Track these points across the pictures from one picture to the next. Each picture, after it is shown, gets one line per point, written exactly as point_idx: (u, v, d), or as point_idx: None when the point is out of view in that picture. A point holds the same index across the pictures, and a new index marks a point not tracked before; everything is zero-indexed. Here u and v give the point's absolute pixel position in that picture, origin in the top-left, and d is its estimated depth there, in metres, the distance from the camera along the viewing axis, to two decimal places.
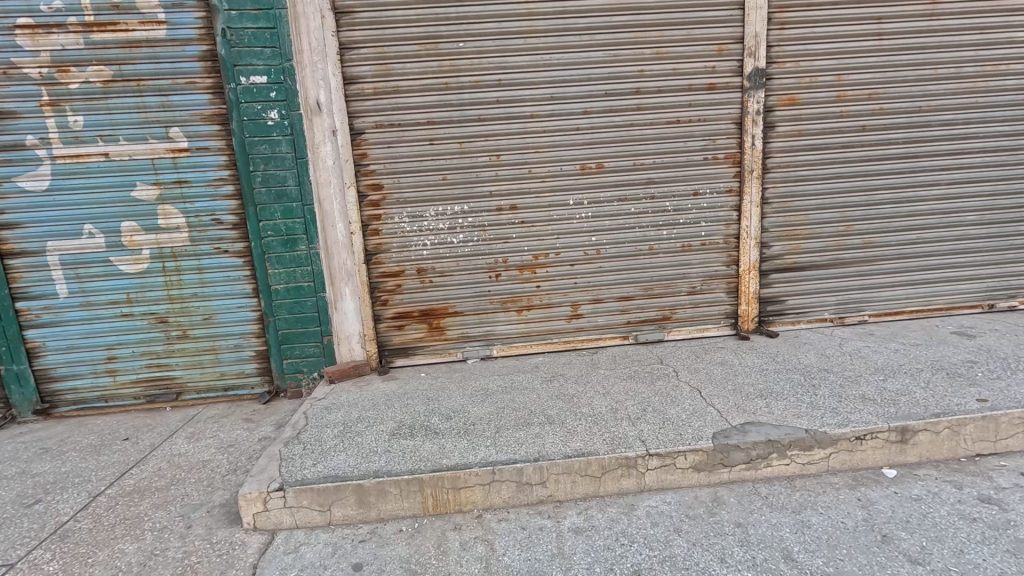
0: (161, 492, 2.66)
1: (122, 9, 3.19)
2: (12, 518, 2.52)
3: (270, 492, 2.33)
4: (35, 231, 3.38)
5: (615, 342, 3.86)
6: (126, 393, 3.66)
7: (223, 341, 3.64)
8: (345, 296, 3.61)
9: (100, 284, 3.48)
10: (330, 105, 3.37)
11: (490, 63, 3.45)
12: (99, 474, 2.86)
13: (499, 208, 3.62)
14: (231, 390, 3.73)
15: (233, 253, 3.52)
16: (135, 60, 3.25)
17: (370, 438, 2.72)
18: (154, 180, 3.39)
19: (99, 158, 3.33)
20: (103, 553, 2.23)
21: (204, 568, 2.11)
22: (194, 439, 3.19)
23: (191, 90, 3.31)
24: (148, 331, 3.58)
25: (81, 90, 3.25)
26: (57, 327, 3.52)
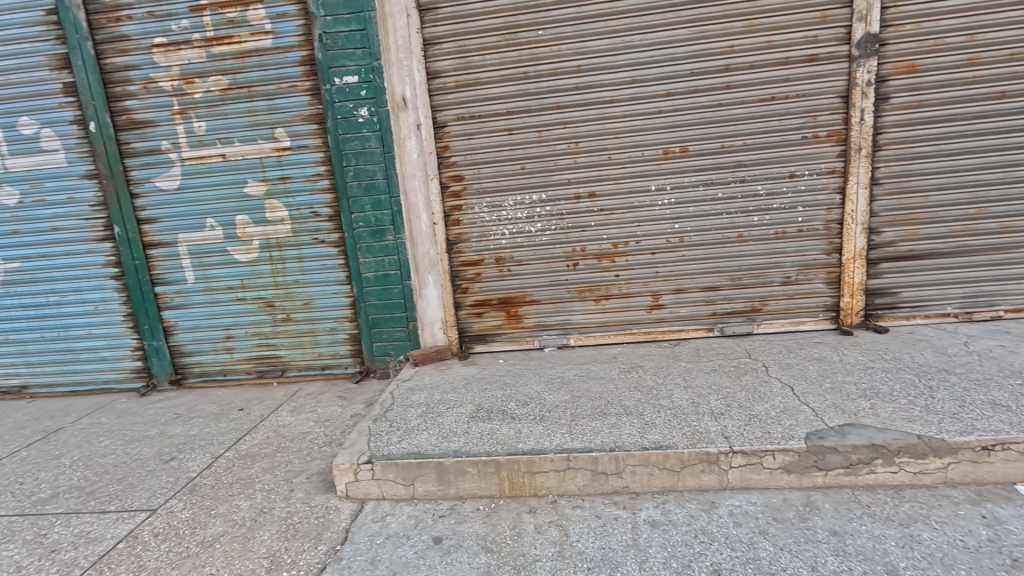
0: (269, 458, 2.97)
1: (236, 23, 3.53)
2: (153, 471, 2.94)
3: (360, 464, 2.51)
4: (168, 224, 3.87)
5: (699, 335, 3.70)
6: (241, 369, 4.11)
7: (321, 324, 3.96)
8: (428, 283, 3.78)
9: (220, 271, 3.92)
10: (415, 100, 3.52)
11: (569, 49, 3.40)
12: (219, 439, 3.25)
13: (577, 196, 3.58)
14: (327, 369, 4.05)
15: (329, 243, 3.81)
16: (247, 69, 3.59)
17: (450, 419, 2.84)
18: (262, 178, 3.74)
19: (218, 159, 3.73)
20: (222, 507, 2.53)
21: (304, 528, 2.34)
22: (296, 413, 3.52)
23: (293, 93, 3.61)
24: (258, 314, 3.98)
25: (204, 98, 3.65)
26: (186, 309, 4.02)
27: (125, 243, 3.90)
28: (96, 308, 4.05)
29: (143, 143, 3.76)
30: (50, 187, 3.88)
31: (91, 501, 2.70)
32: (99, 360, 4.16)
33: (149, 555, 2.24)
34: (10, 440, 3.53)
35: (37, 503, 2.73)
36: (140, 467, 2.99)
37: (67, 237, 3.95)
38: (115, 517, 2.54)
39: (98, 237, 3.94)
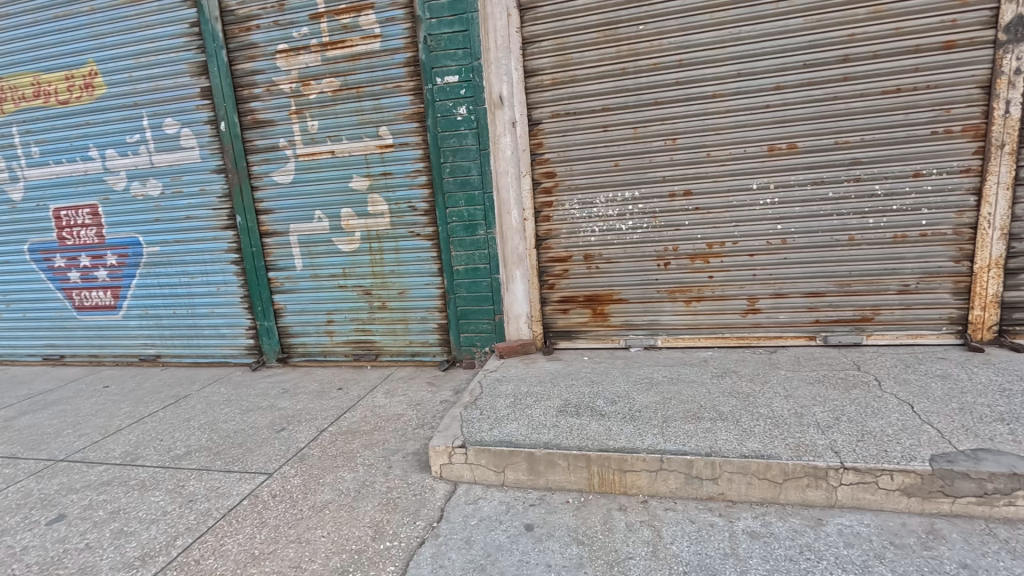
0: (367, 435, 3.17)
1: (349, 28, 3.78)
2: (268, 439, 3.24)
3: (455, 448, 2.62)
4: (283, 215, 4.23)
5: (798, 342, 3.49)
6: (339, 351, 4.42)
7: (413, 313, 4.17)
8: (516, 278, 3.85)
9: (326, 260, 4.23)
10: (512, 98, 3.59)
11: (671, 44, 3.33)
12: (322, 414, 3.52)
13: (672, 194, 3.50)
14: (417, 356, 4.26)
15: (424, 236, 3.99)
16: (357, 71, 3.83)
17: (539, 412, 2.89)
18: (366, 173, 3.99)
19: (327, 156, 4.03)
20: (329, 476, 2.75)
21: (403, 503, 2.48)
22: (390, 395, 3.73)
23: (397, 93, 3.81)
24: (357, 300, 4.25)
25: (318, 99, 3.94)
26: (295, 293, 4.38)
27: (245, 232, 4.31)
28: (219, 289, 4.52)
29: (264, 140, 4.13)
30: (186, 180, 4.37)
31: (218, 460, 3.03)
32: (219, 336, 4.64)
33: (269, 513, 2.48)
34: (149, 402, 4.03)
35: (174, 458, 3.10)
36: (256, 434, 3.31)
37: (198, 225, 4.43)
38: (239, 477, 2.83)
39: (223, 226, 4.38)
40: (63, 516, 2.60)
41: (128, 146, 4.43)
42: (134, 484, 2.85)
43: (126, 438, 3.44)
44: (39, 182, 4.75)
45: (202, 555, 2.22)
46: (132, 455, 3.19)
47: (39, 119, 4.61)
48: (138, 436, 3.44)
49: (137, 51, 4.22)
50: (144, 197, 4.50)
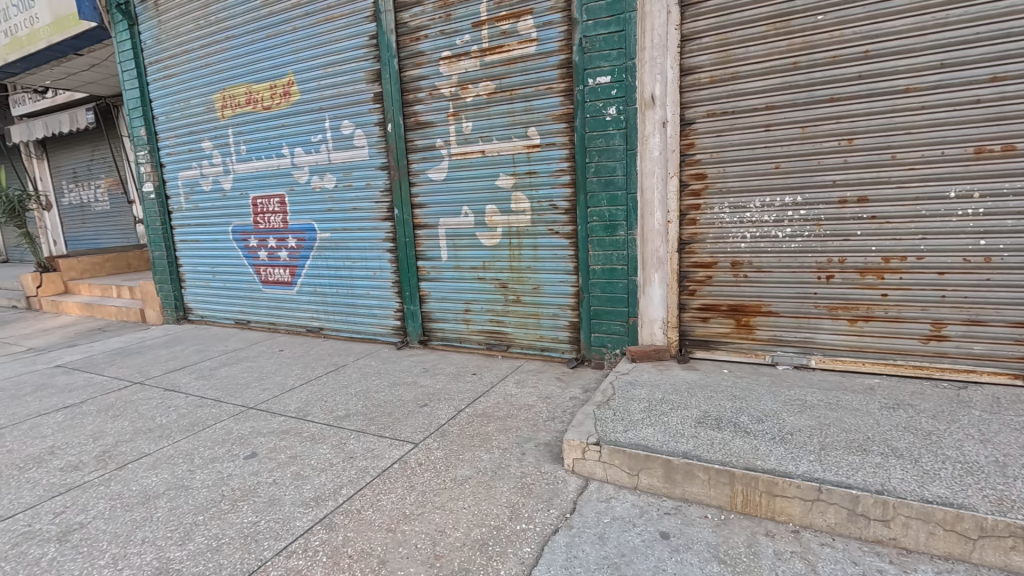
0: (501, 421, 3.33)
1: (508, 34, 3.98)
2: (413, 412, 3.55)
3: (589, 444, 2.65)
4: (434, 209, 4.60)
5: (997, 380, 2.96)
6: (474, 339, 4.69)
7: (546, 309, 4.27)
8: (654, 281, 3.76)
9: (469, 252, 4.51)
10: (665, 97, 3.51)
11: (855, 34, 3.01)
12: (459, 396, 3.77)
13: (843, 200, 3.17)
14: (546, 351, 4.36)
15: (562, 235, 4.07)
16: (512, 74, 4.02)
17: (676, 420, 2.80)
18: (512, 172, 4.17)
19: (478, 155, 4.29)
20: (467, 454, 2.94)
21: (537, 490, 2.57)
22: (521, 386, 3.88)
23: (548, 95, 3.93)
24: (493, 292, 4.47)
25: (474, 102, 4.22)
26: (438, 282, 4.73)
27: (401, 223, 4.76)
28: (375, 274, 5.05)
29: (423, 140, 4.51)
30: (356, 175, 4.93)
31: (372, 425, 3.39)
32: (371, 316, 5.19)
33: (416, 479, 2.73)
34: (315, 367, 4.64)
35: (337, 418, 3.54)
36: (403, 407, 3.64)
37: (362, 215, 4.98)
38: (390, 442, 3.14)
39: (383, 217, 4.88)
40: (255, 454, 3.10)
41: (313, 144, 5.12)
42: (306, 436, 3.31)
43: (298, 396, 4.00)
44: (244, 174, 5.69)
45: (362, 506, 2.51)
46: (304, 411, 3.70)
47: (248, 122, 5.52)
48: (308, 395, 3.98)
49: (326, 62, 4.87)
50: (321, 189, 5.17)
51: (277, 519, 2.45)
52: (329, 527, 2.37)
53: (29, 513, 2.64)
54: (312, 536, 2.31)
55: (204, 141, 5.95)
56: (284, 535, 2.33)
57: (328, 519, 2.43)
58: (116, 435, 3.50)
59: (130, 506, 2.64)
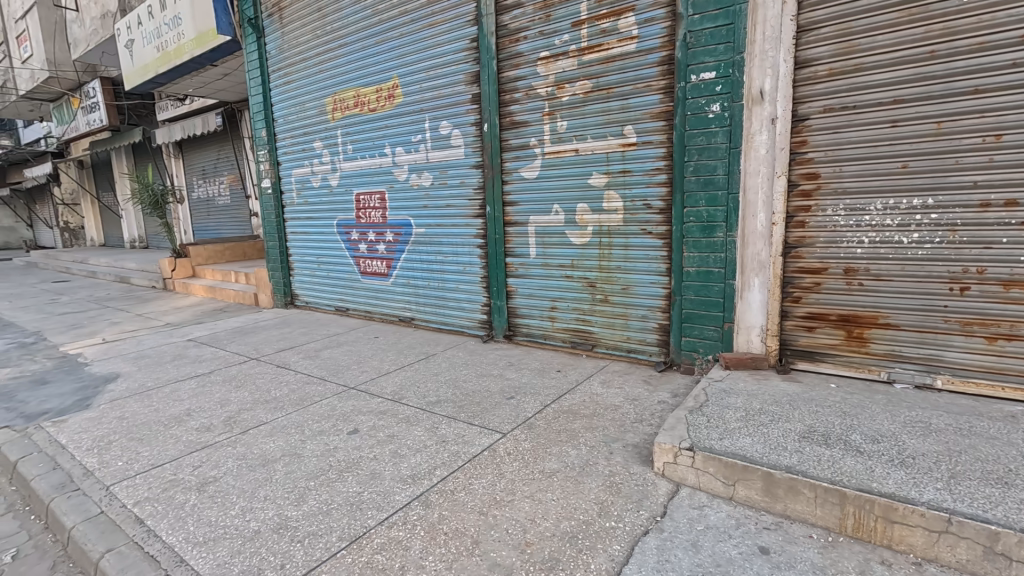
0: (587, 418, 3.34)
1: (607, 32, 3.96)
2: (500, 403, 3.66)
3: (681, 448, 2.58)
4: (525, 207, 4.68)
5: None
6: (558, 336, 4.73)
7: (634, 310, 4.21)
8: (753, 286, 3.58)
9: (557, 250, 4.55)
10: (775, 92, 3.33)
11: (1009, 17, 2.70)
12: (545, 391, 3.82)
13: (984, 203, 2.84)
14: (632, 353, 4.30)
15: (655, 235, 3.99)
16: (609, 72, 4.00)
17: (777, 433, 2.66)
18: (605, 171, 4.16)
19: (571, 154, 4.31)
20: (555, 448, 2.98)
21: (626, 489, 2.55)
22: (606, 386, 3.86)
23: (647, 93, 3.87)
24: (581, 291, 4.48)
25: (569, 101, 4.24)
26: (526, 279, 4.81)
27: (492, 220, 4.90)
28: (465, 268, 5.23)
29: (518, 140, 4.61)
30: (451, 174, 5.14)
31: (461, 413, 3.53)
32: (460, 309, 5.39)
33: (505, 467, 2.81)
34: (407, 355, 4.91)
35: (429, 404, 3.72)
36: (491, 397, 3.76)
37: (456, 212, 5.18)
38: (479, 430, 3.26)
39: (475, 214, 5.04)
40: (357, 431, 3.35)
41: (413, 144, 5.41)
42: (402, 417, 3.52)
43: (394, 380, 4.25)
44: (349, 172, 6.13)
45: (455, 488, 2.63)
46: (399, 394, 3.94)
47: (355, 124, 5.94)
48: (402, 380, 4.22)
49: (428, 66, 5.12)
50: (418, 186, 5.45)
51: (379, 491, 2.64)
52: (425, 504, 2.51)
53: (174, 464, 3.04)
54: (411, 510, 2.46)
55: (315, 142, 6.48)
56: (386, 506, 2.51)
57: (425, 496, 2.57)
58: (239, 404, 3.92)
59: (254, 467, 2.96)
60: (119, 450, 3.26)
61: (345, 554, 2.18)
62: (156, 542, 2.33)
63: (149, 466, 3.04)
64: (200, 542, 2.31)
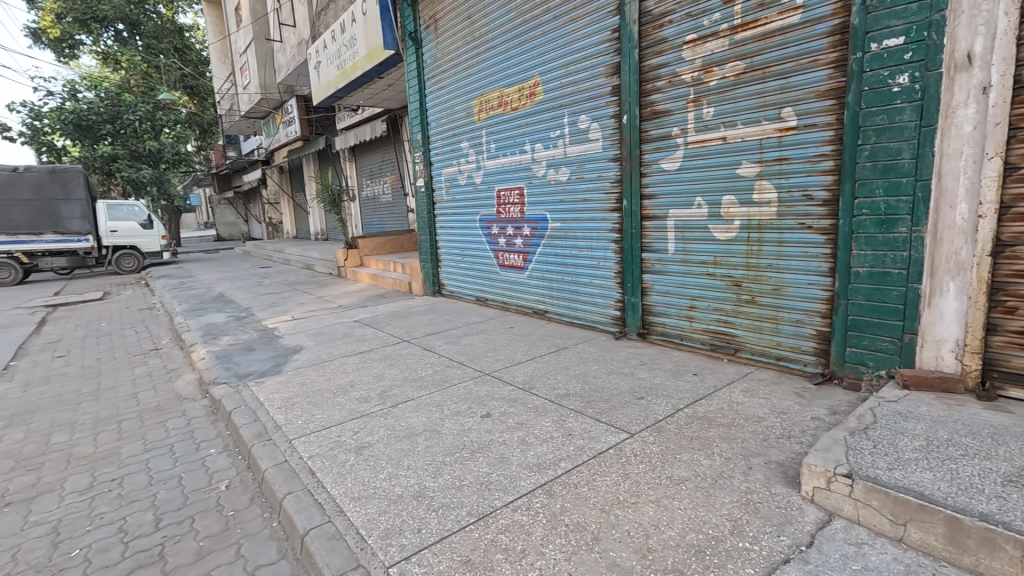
0: (725, 428, 3.11)
1: (766, 5, 3.58)
2: (630, 402, 3.57)
3: (837, 474, 2.27)
4: (664, 201, 4.48)
5: None
6: (697, 337, 4.46)
7: (787, 313, 3.79)
8: (947, 292, 2.98)
9: (699, 246, 4.28)
10: (989, 55, 2.71)
11: None
12: (678, 394, 3.63)
13: None
14: (783, 361, 3.88)
15: (817, 230, 3.53)
16: (766, 50, 3.62)
17: (969, 471, 2.19)
18: (758, 159, 3.78)
19: (718, 142, 4.00)
20: (685, 455, 2.83)
21: (765, 511, 2.33)
22: (749, 394, 3.54)
23: (813, 69, 3.42)
24: (724, 290, 4.16)
25: (718, 85, 3.94)
26: (663, 275, 4.61)
27: (628, 214, 4.77)
28: (599, 263, 5.19)
29: (658, 130, 4.41)
30: (588, 168, 5.12)
31: (588, 408, 3.53)
32: (593, 304, 5.36)
33: (631, 468, 2.75)
34: (539, 346, 5.03)
35: (558, 396, 3.79)
36: (619, 396, 3.69)
37: (592, 206, 5.16)
38: (606, 427, 3.23)
39: (611, 208, 4.96)
40: (489, 415, 3.55)
41: (552, 140, 5.50)
42: (531, 407, 3.64)
43: (525, 370, 4.41)
44: (492, 169, 6.45)
45: (579, 482, 2.65)
46: (529, 384, 4.07)
47: (498, 123, 6.23)
48: (533, 371, 4.36)
49: (568, 61, 5.15)
50: (556, 182, 5.53)
51: (506, 475, 2.77)
52: (549, 493, 2.58)
53: (339, 428, 3.54)
54: (535, 497, 2.55)
55: (463, 142, 6.94)
56: (512, 490, 2.63)
57: (548, 486, 2.64)
58: (391, 380, 4.42)
59: (400, 438, 3.31)
60: (300, 410, 3.90)
61: (473, 530, 2.34)
62: (323, 491, 2.75)
63: (321, 427, 3.58)
64: (355, 497, 2.67)
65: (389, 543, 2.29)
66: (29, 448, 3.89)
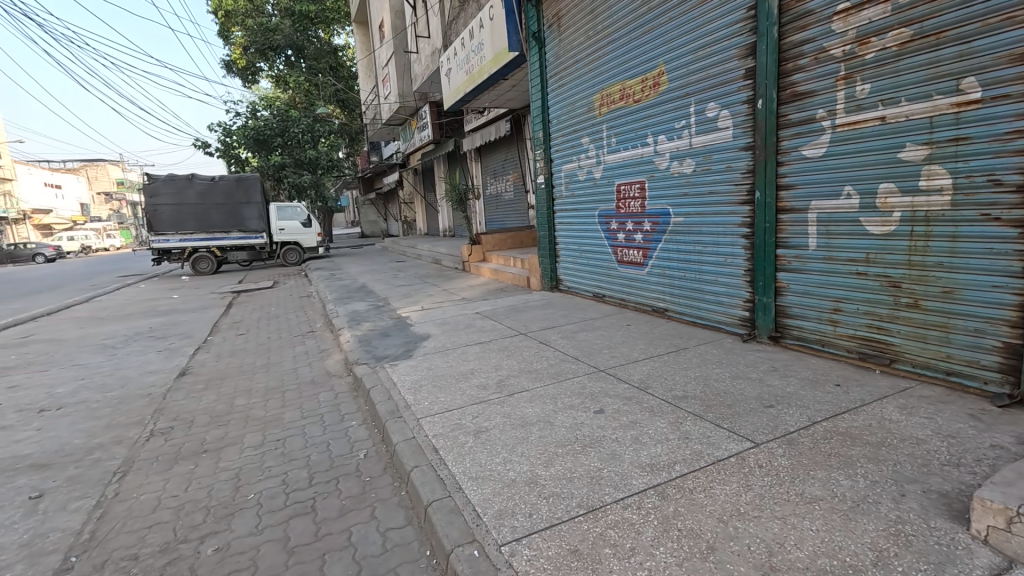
0: (872, 447, 2.74)
1: None
2: (757, 410, 3.31)
3: (1020, 514, 1.90)
4: (805, 191, 4.05)
5: None
6: (841, 344, 3.97)
7: (961, 320, 3.23)
8: None
9: (847, 242, 3.80)
10: None
11: None
12: (816, 406, 3.28)
13: None
14: (954, 376, 3.31)
15: (1006, 222, 2.95)
16: (941, 12, 3.11)
17: None
18: (926, 140, 3.26)
19: (875, 123, 3.51)
20: (821, 473, 2.56)
21: (920, 546, 2.02)
22: (907, 412, 3.07)
23: (1005, 29, 2.88)
24: (877, 292, 3.66)
25: (876, 58, 3.46)
26: (801, 274, 4.18)
27: (762, 207, 4.40)
28: (726, 260, 4.86)
29: (799, 114, 3.99)
30: (716, 158, 4.82)
31: (709, 413, 3.35)
32: (718, 303, 5.05)
33: (755, 479, 2.56)
34: (658, 345, 4.87)
35: (675, 397, 3.65)
36: (745, 402, 3.44)
37: (719, 198, 4.84)
38: (727, 435, 3.04)
39: (741, 201, 4.61)
40: (602, 411, 3.54)
41: (676, 131, 5.27)
42: (646, 406, 3.55)
43: (641, 369, 4.30)
44: (612, 164, 6.36)
45: (695, 488, 2.55)
46: (645, 383, 3.97)
47: (619, 116, 6.12)
48: (649, 370, 4.24)
49: (695, 47, 4.89)
50: (679, 174, 5.29)
51: (617, 472, 2.76)
52: (661, 495, 2.51)
53: (460, 411, 3.80)
54: (646, 497, 2.51)
55: (583, 138, 6.93)
56: (622, 488, 2.61)
57: (661, 487, 2.58)
58: (509, 370, 4.61)
59: (515, 426, 3.45)
60: (426, 393, 4.24)
61: (582, 521, 2.37)
62: (444, 468, 2.99)
63: (444, 409, 3.87)
64: (472, 477, 2.86)
65: (502, 523, 2.42)
66: (220, 408, 4.75)
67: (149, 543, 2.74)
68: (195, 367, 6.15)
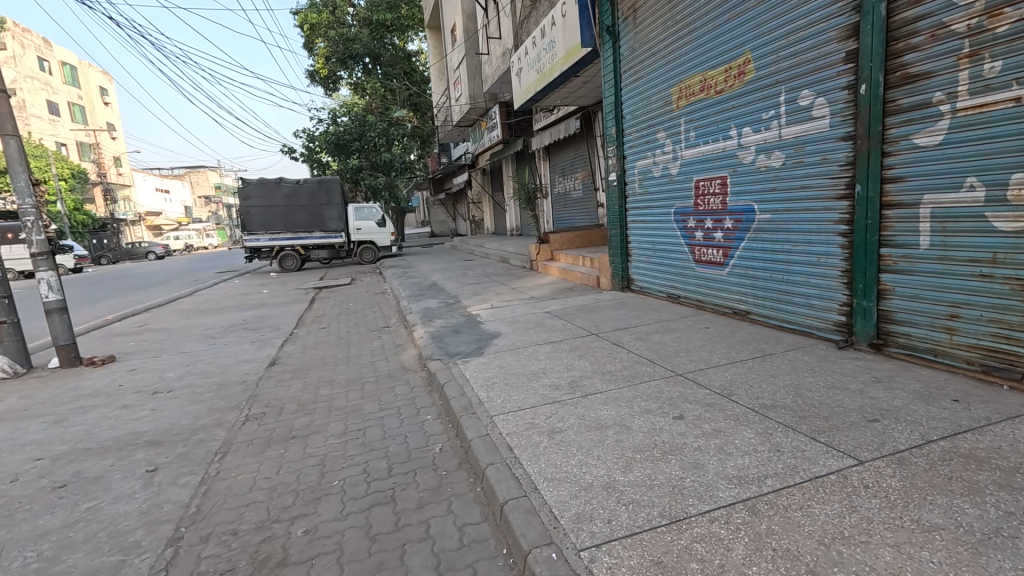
0: (1003, 473, 2.42)
1: None
2: (858, 424, 3.03)
3: None
4: (916, 184, 3.65)
5: None
6: (959, 355, 3.56)
7: None
8: None
9: (967, 240, 3.41)
10: None
11: None
12: (930, 423, 2.94)
13: None
14: None
15: None
16: None
17: None
18: None
19: (1006, 105, 3.13)
20: (940, 499, 2.29)
21: None
22: None
23: None
24: (1006, 296, 3.25)
25: (1009, 31, 3.08)
26: (909, 276, 3.77)
27: (863, 202, 4.02)
28: (819, 260, 4.50)
29: (911, 98, 3.59)
30: (809, 150, 4.47)
31: (803, 425, 3.10)
32: (809, 306, 4.68)
33: (860, 501, 2.34)
34: (741, 350, 4.59)
35: (763, 406, 3.42)
36: (844, 415, 3.15)
37: (813, 193, 4.49)
38: (825, 450, 2.79)
39: (839, 195, 4.25)
40: (682, 417, 3.39)
41: (763, 122, 4.95)
42: (731, 414, 3.35)
43: (723, 374, 4.07)
44: (690, 159, 6.09)
45: (790, 505, 2.36)
46: (728, 390, 3.75)
47: (698, 109, 5.86)
48: (732, 376, 4.00)
49: (787, 32, 4.57)
50: (766, 168, 4.97)
51: (702, 482, 2.62)
52: (751, 510, 2.36)
53: (534, 410, 3.78)
54: (735, 512, 2.36)
55: (659, 133, 6.70)
56: (707, 499, 2.47)
57: (751, 502, 2.42)
58: (581, 371, 4.53)
59: (589, 428, 3.38)
60: (499, 390, 4.27)
61: (665, 531, 2.27)
62: (520, 468, 2.98)
63: (517, 407, 3.87)
64: (549, 477, 2.83)
65: (580, 527, 2.37)
66: (306, 397, 5.05)
67: (246, 520, 2.95)
68: (283, 358, 6.58)
